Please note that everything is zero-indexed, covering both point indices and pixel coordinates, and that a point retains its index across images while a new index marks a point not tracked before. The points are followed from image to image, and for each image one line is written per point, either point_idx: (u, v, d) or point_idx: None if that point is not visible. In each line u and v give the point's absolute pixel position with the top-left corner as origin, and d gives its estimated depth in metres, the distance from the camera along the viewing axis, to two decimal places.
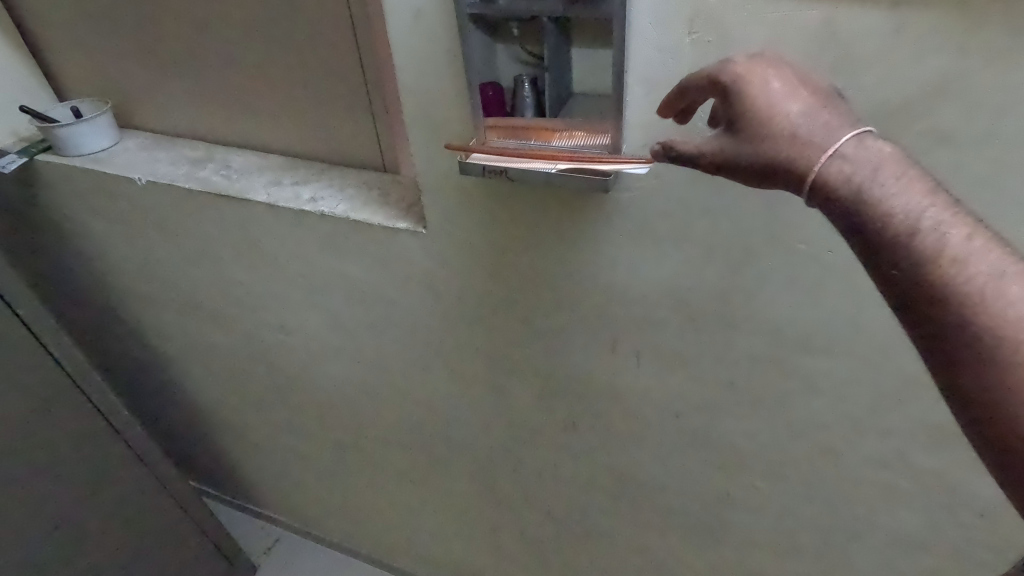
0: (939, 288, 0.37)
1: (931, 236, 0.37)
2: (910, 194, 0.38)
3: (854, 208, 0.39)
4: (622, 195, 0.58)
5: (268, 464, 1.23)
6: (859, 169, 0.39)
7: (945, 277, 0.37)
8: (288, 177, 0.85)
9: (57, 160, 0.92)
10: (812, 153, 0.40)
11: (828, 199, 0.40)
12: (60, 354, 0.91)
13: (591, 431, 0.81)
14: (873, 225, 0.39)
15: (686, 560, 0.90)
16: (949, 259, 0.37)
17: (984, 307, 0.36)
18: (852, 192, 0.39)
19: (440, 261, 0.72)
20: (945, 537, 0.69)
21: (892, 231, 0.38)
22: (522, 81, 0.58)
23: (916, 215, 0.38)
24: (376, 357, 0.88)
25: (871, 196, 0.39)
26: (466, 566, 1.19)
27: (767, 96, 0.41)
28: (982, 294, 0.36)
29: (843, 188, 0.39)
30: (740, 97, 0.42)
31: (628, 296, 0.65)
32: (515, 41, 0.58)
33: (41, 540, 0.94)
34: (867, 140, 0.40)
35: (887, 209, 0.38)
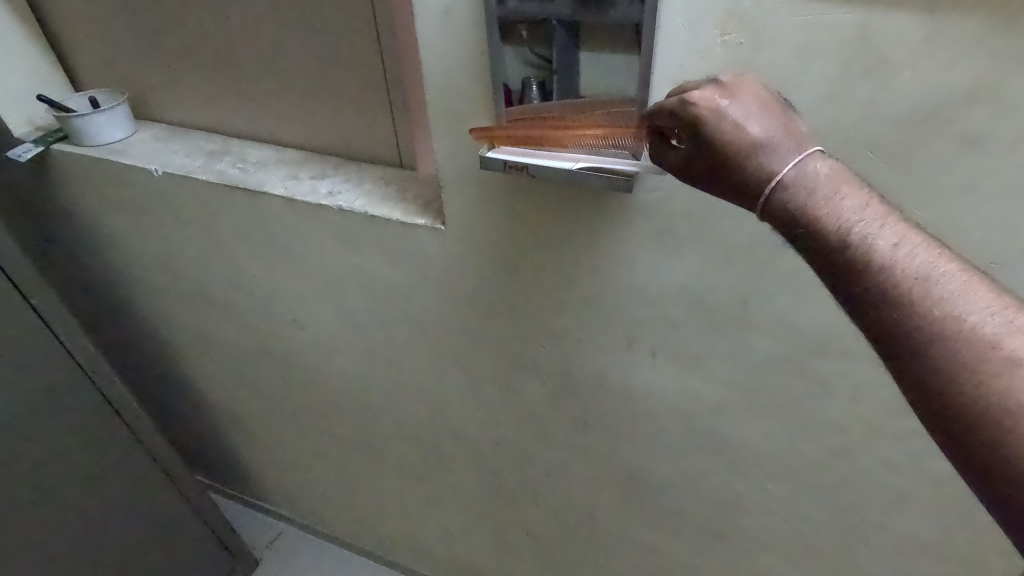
0: (879, 301, 0.36)
1: (864, 250, 0.36)
2: (840, 211, 0.37)
3: (793, 230, 0.39)
4: (644, 194, 0.58)
5: (271, 456, 1.24)
6: (795, 188, 0.39)
7: (883, 289, 0.36)
8: (305, 171, 0.85)
9: (74, 150, 0.92)
10: (757, 179, 0.40)
11: (773, 222, 0.40)
12: (72, 343, 0.91)
13: (600, 429, 0.81)
14: (810, 244, 0.38)
15: (687, 557, 0.91)
16: (883, 273, 0.36)
17: (924, 317, 0.34)
18: (787, 216, 0.39)
19: (453, 256, 0.72)
20: (949, 538, 0.69)
21: (831, 252, 0.37)
22: (529, 84, 0.57)
23: (850, 230, 0.37)
24: (385, 351, 0.88)
25: (805, 215, 0.38)
26: (467, 561, 1.20)
27: (715, 117, 0.41)
28: (924, 306, 0.34)
29: (781, 211, 0.39)
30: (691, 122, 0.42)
31: (642, 295, 0.65)
32: (524, 44, 0.55)
33: (45, 531, 0.94)
34: (806, 157, 0.39)
35: (821, 226, 0.38)
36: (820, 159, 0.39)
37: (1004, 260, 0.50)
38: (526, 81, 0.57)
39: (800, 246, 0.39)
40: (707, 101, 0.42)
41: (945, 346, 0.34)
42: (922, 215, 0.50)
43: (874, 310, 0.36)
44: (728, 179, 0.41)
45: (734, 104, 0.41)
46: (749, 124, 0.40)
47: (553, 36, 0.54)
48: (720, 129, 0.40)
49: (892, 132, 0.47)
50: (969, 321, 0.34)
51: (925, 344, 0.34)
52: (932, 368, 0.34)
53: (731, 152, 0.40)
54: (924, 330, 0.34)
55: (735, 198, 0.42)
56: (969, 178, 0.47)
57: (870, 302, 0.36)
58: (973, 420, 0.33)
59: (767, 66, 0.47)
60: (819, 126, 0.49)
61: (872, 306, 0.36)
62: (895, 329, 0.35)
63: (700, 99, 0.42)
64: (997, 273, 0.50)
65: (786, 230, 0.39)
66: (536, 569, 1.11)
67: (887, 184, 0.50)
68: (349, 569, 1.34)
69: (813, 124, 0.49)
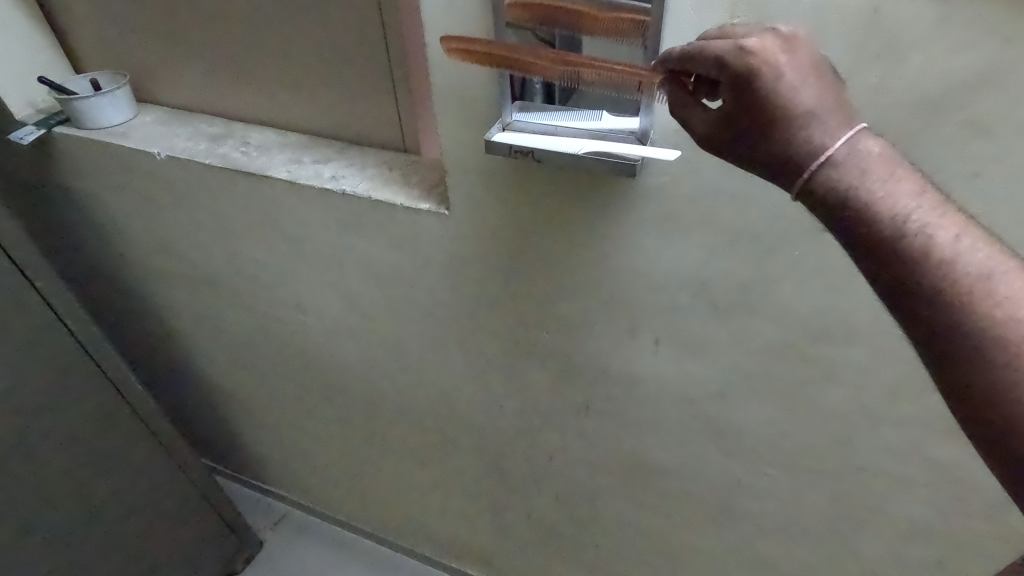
0: (918, 284, 0.36)
1: (922, 239, 0.36)
2: (898, 196, 0.36)
3: (834, 207, 0.38)
4: (649, 180, 0.58)
5: (275, 440, 1.25)
6: (848, 162, 0.37)
7: (926, 274, 0.35)
8: (308, 155, 0.85)
9: (76, 134, 0.91)
10: (813, 152, 0.37)
11: (810, 196, 0.38)
12: (77, 327, 0.92)
13: (601, 414, 0.82)
14: (850, 222, 0.37)
15: (686, 540, 0.92)
16: (941, 264, 0.35)
17: (980, 311, 0.34)
18: (832, 191, 0.37)
19: (457, 241, 0.72)
20: (945, 523, 0.70)
21: (885, 237, 0.36)
22: None
23: (900, 211, 0.36)
24: (389, 335, 0.88)
25: (853, 192, 0.37)
26: (468, 543, 1.21)
27: (773, 74, 0.37)
28: (981, 300, 0.34)
29: (825, 186, 0.37)
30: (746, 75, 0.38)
31: (646, 280, 0.65)
32: (524, 25, 0.52)
33: (53, 510, 0.95)
34: (859, 135, 0.38)
35: (868, 206, 0.37)
36: (872, 137, 0.38)
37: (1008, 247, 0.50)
38: None
39: (836, 222, 0.38)
40: (763, 53, 0.38)
41: (983, 331, 0.34)
42: None
43: (908, 294, 0.36)
44: (778, 148, 0.38)
45: (792, 64, 0.38)
46: (805, 91, 0.38)
47: (555, 16, 0.51)
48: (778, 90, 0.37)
49: (901, 118, 0.47)
50: (1009, 305, 0.34)
51: (978, 336, 0.34)
52: (986, 357, 0.34)
53: (780, 114, 0.37)
54: (979, 322, 0.34)
55: (771, 164, 0.39)
56: (976, 164, 0.47)
57: (907, 285, 0.36)
58: (1013, 412, 0.33)
59: None
60: None
61: (909, 290, 0.36)
62: (945, 322, 0.35)
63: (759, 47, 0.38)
64: None
65: (824, 205, 0.38)
66: (536, 551, 1.12)
67: None
68: (353, 550, 1.36)
69: None
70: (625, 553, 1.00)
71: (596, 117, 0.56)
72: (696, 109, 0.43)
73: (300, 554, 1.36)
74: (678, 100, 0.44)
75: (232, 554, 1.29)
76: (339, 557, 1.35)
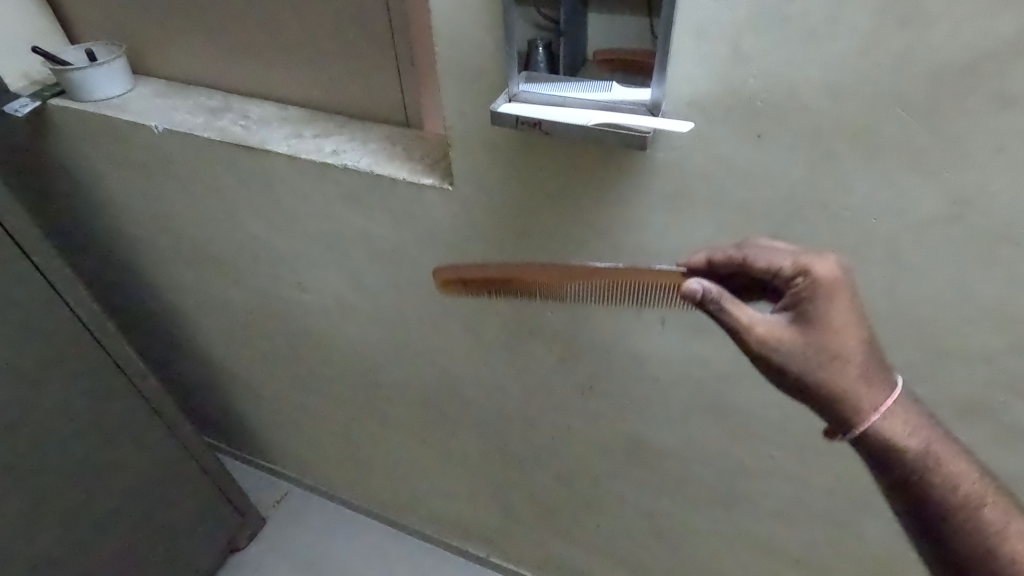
0: (898, 462, 0.47)
1: (923, 454, 0.47)
2: (909, 441, 0.47)
3: (842, 400, 0.47)
4: (659, 153, 0.56)
5: (276, 418, 1.25)
6: (862, 367, 0.46)
7: (903, 452, 0.47)
8: (309, 129, 0.83)
9: (72, 106, 0.89)
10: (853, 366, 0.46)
11: (825, 389, 0.47)
12: (76, 303, 0.91)
13: (605, 394, 0.81)
14: (849, 415, 0.47)
15: (686, 519, 0.92)
16: (937, 468, 0.46)
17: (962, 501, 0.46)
18: (843, 390, 0.47)
19: (460, 217, 0.71)
20: None
21: (896, 447, 0.47)
22: (536, 46, 0.55)
23: (891, 406, 0.47)
24: (391, 313, 0.87)
25: (859, 394, 0.47)
26: (468, 522, 1.22)
27: (823, 296, 0.47)
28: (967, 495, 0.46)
29: (839, 385, 0.47)
30: (800, 297, 0.48)
31: (652, 258, 0.64)
32: (532, 3, 0.53)
33: (55, 486, 0.95)
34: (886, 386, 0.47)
35: (870, 402, 0.47)
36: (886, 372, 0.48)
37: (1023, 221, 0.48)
38: (534, 43, 0.55)
39: (837, 409, 0.47)
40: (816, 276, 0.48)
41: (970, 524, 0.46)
42: (945, 175, 0.48)
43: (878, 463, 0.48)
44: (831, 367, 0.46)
45: (839, 292, 0.47)
46: (841, 308, 0.47)
47: None
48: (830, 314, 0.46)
49: (922, 86, 0.45)
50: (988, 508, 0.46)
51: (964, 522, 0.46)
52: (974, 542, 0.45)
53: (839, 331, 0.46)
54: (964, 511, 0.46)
55: (804, 362, 0.46)
56: (997, 136, 0.45)
57: (886, 460, 0.48)
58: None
59: (797, 14, 0.45)
60: (845, 79, 0.47)
61: (886, 462, 0.48)
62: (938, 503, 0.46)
63: (780, 263, 0.50)
64: (1017, 236, 0.49)
65: (834, 399, 0.47)
66: (537, 530, 1.13)
67: (913, 141, 0.48)
68: (355, 528, 1.37)
69: (840, 76, 0.47)
70: (625, 532, 1.01)
71: (605, 89, 0.54)
72: (750, 317, 0.46)
73: (303, 532, 1.37)
74: (728, 306, 0.47)
75: (236, 531, 1.31)
76: (342, 535, 1.36)
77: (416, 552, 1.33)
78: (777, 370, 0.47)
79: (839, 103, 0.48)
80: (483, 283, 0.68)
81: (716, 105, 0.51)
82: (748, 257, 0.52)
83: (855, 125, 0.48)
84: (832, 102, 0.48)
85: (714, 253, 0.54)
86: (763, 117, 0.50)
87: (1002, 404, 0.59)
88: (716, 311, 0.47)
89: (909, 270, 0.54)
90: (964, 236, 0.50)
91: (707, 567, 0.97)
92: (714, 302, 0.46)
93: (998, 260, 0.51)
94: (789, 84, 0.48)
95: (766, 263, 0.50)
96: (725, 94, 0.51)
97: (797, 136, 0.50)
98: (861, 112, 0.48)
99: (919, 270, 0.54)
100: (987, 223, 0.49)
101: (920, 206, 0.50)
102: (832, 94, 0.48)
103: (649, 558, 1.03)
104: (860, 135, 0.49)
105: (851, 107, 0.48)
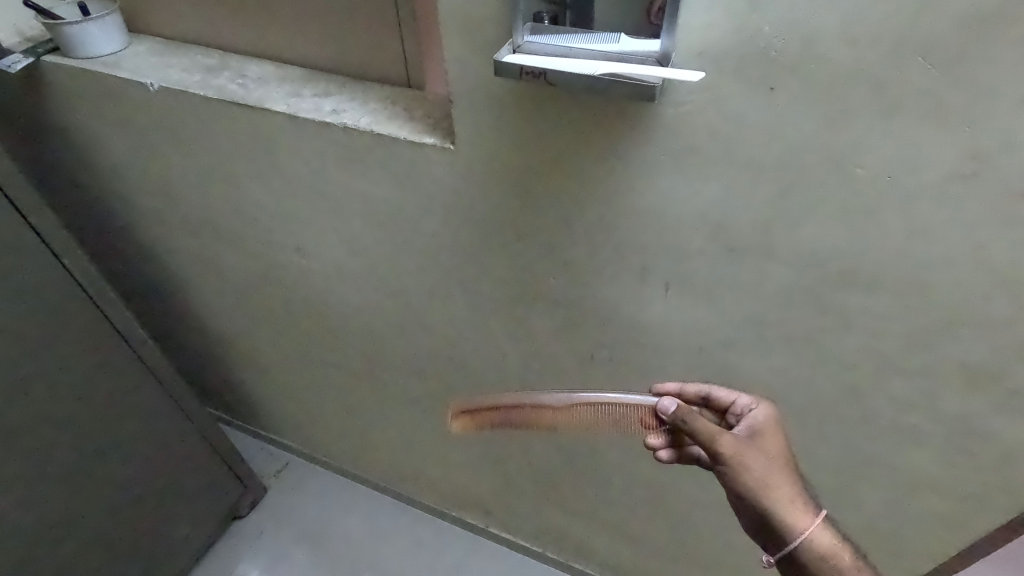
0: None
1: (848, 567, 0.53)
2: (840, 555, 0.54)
3: (777, 515, 0.54)
4: (668, 107, 0.54)
5: (277, 386, 1.25)
6: (797, 488, 0.55)
7: (822, 567, 0.53)
8: (307, 88, 0.81)
9: (66, 63, 0.87)
10: (796, 485, 0.55)
11: (767, 503, 0.54)
12: (75, 267, 0.89)
13: (605, 362, 0.80)
14: (780, 526, 0.54)
15: (684, 489, 0.92)
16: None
17: None
18: (780, 502, 0.54)
19: (462, 178, 0.69)
20: (946, 474, 0.69)
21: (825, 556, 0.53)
22: (543, 18, 0.54)
23: (818, 527, 0.54)
24: (391, 280, 0.86)
25: (794, 513, 0.54)
26: (467, 492, 1.23)
27: (773, 433, 0.59)
28: None
29: (779, 500, 0.54)
30: (756, 428, 0.59)
31: (657, 221, 0.62)
32: None
33: (58, 452, 0.94)
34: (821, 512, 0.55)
35: (801, 520, 0.53)
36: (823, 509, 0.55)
37: None
38: (541, 15, 0.54)
39: (771, 520, 0.54)
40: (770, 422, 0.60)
41: None
42: (964, 129, 0.47)
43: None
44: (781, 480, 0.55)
45: (783, 437, 0.59)
46: (780, 445, 0.58)
47: None
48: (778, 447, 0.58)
49: (946, 33, 0.43)
50: None
51: None
52: None
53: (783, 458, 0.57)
54: None
55: (753, 474, 0.54)
56: (1020, 86, 0.44)
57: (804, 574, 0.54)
58: None
59: None
60: (865, 25, 0.45)
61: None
62: None
63: (734, 398, 0.64)
64: None
65: (772, 513, 0.54)
66: (535, 500, 1.14)
67: (932, 93, 0.46)
68: (355, 498, 1.38)
69: (859, 23, 0.45)
70: (622, 501, 1.01)
71: (613, 40, 0.52)
72: (715, 427, 0.56)
73: (303, 501, 1.38)
74: (696, 419, 0.56)
75: (237, 500, 1.32)
76: (342, 504, 1.37)
77: (415, 522, 1.34)
78: (728, 478, 0.55)
79: (858, 53, 0.46)
80: (489, 413, 0.72)
81: (729, 55, 0.49)
82: (711, 393, 0.66)
83: (873, 76, 0.47)
84: (850, 51, 0.46)
85: (684, 387, 0.67)
86: (778, 67, 0.49)
87: (1006, 370, 0.58)
88: (689, 421, 0.56)
89: (922, 231, 0.53)
90: (979, 193, 0.49)
91: (703, 537, 0.98)
92: (684, 416, 0.57)
93: (1014, 220, 0.49)
94: (806, 31, 0.46)
95: (725, 398, 0.65)
96: (739, 43, 0.49)
97: (812, 88, 0.49)
98: (881, 61, 0.46)
99: (931, 231, 0.52)
100: (1005, 182, 0.48)
101: (937, 161, 0.49)
102: (851, 43, 0.46)
103: (646, 528, 1.04)
104: (878, 86, 0.47)
105: (870, 56, 0.46)
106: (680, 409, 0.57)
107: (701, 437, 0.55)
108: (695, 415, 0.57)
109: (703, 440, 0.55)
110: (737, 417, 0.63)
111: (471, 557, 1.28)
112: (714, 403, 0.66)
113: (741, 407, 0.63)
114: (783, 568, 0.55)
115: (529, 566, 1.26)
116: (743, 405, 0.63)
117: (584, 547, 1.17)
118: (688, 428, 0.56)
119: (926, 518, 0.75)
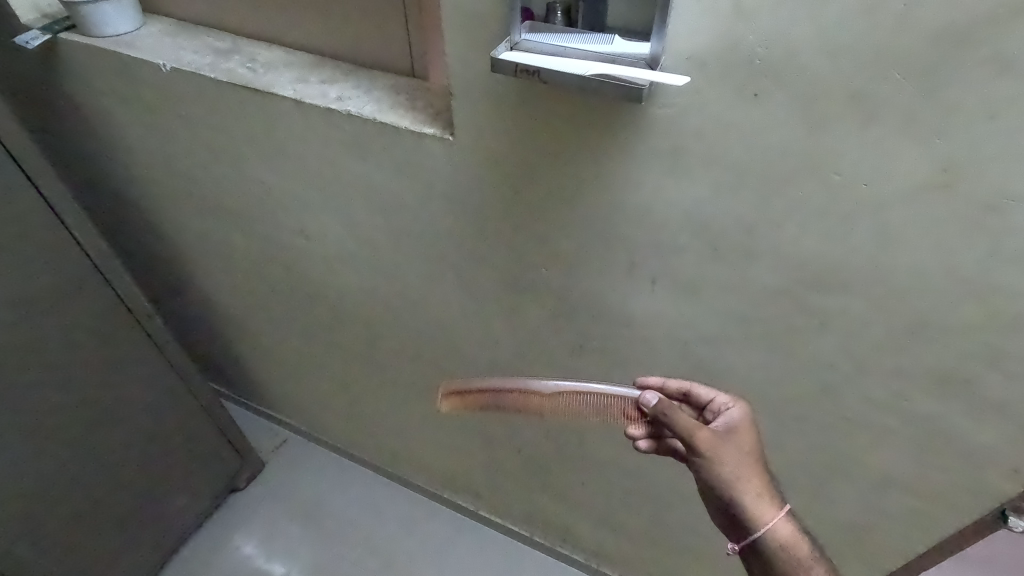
0: (776, 566, 0.56)
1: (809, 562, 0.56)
2: (801, 547, 0.56)
3: (743, 507, 0.56)
4: (658, 110, 0.56)
5: (276, 364, 1.28)
6: (764, 482, 0.57)
7: (783, 557, 0.56)
8: (314, 74, 0.83)
9: (83, 41, 0.90)
10: (764, 480, 0.58)
11: (736, 494, 0.56)
12: (84, 240, 0.92)
13: (593, 352, 0.82)
14: (746, 518, 0.56)
15: (666, 477, 0.95)
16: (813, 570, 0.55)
17: None
18: (749, 495, 0.57)
19: (459, 169, 0.71)
20: (914, 473, 0.72)
21: (786, 548, 0.56)
22: (554, 9, 0.57)
23: (781, 520, 0.56)
24: (390, 264, 0.89)
25: (760, 506, 0.56)
26: (457, 473, 1.26)
27: (749, 433, 0.61)
28: None
29: (746, 492, 0.57)
30: (734, 426, 0.61)
31: (645, 216, 0.65)
32: None
33: (62, 418, 0.98)
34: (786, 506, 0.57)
35: (767, 512, 0.56)
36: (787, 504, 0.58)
37: (1000, 190, 0.49)
38: (551, 4, 0.56)
39: (738, 511, 0.57)
40: (746, 422, 0.62)
41: None
42: (935, 141, 0.49)
43: (760, 567, 0.57)
44: (750, 476, 0.57)
45: (755, 437, 0.61)
46: (752, 443, 0.60)
47: None
48: (753, 445, 0.60)
49: (919, 48, 0.45)
50: None
51: None
52: None
53: (754, 455, 0.59)
54: None
55: (724, 467, 0.57)
56: (986, 101, 0.46)
57: (766, 564, 0.56)
58: None
59: None
60: (843, 37, 0.47)
61: (766, 565, 0.56)
62: None
63: (712, 396, 0.66)
64: (996, 208, 0.50)
65: (739, 504, 0.57)
66: (522, 484, 1.17)
67: (905, 105, 0.48)
68: (348, 476, 1.42)
69: (838, 34, 0.47)
70: (605, 487, 1.05)
71: (607, 41, 0.54)
72: (694, 422, 0.58)
73: (299, 477, 1.42)
74: (676, 413, 0.58)
75: (235, 473, 1.36)
76: (337, 481, 1.41)
77: (408, 501, 1.38)
78: (703, 470, 0.57)
79: (836, 63, 0.48)
80: (475, 398, 0.72)
81: (715, 62, 0.51)
82: (691, 389, 0.67)
83: (851, 88, 0.49)
84: (828, 63, 0.48)
85: (666, 382, 0.69)
86: (763, 75, 0.50)
87: (968, 372, 0.60)
88: (670, 414, 0.58)
89: (894, 237, 0.55)
90: (949, 204, 0.51)
91: (684, 526, 1.01)
92: (665, 410, 0.59)
93: (983, 231, 0.51)
94: (790, 41, 0.48)
95: (704, 395, 0.66)
96: (725, 53, 0.51)
97: (795, 96, 0.51)
98: (856, 75, 0.48)
99: (902, 237, 0.54)
100: (977, 193, 0.50)
101: (908, 170, 0.51)
102: (829, 54, 0.48)
103: (629, 516, 1.07)
104: (855, 97, 0.49)
105: (846, 68, 0.48)
106: (662, 403, 0.59)
107: (681, 431, 0.57)
108: (674, 409, 0.59)
109: (682, 433, 0.57)
110: (714, 415, 0.65)
111: (461, 538, 1.32)
112: (693, 400, 0.67)
113: (718, 405, 0.65)
114: (747, 557, 0.58)
115: (516, 548, 1.30)
116: (720, 403, 0.65)
117: (570, 533, 1.20)
118: (668, 420, 0.58)
119: (894, 513, 0.77)
